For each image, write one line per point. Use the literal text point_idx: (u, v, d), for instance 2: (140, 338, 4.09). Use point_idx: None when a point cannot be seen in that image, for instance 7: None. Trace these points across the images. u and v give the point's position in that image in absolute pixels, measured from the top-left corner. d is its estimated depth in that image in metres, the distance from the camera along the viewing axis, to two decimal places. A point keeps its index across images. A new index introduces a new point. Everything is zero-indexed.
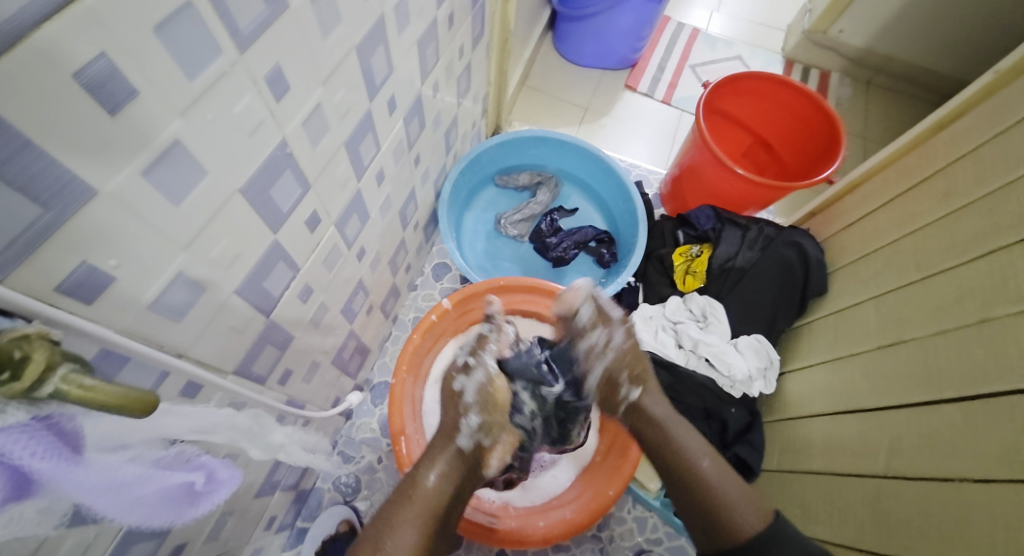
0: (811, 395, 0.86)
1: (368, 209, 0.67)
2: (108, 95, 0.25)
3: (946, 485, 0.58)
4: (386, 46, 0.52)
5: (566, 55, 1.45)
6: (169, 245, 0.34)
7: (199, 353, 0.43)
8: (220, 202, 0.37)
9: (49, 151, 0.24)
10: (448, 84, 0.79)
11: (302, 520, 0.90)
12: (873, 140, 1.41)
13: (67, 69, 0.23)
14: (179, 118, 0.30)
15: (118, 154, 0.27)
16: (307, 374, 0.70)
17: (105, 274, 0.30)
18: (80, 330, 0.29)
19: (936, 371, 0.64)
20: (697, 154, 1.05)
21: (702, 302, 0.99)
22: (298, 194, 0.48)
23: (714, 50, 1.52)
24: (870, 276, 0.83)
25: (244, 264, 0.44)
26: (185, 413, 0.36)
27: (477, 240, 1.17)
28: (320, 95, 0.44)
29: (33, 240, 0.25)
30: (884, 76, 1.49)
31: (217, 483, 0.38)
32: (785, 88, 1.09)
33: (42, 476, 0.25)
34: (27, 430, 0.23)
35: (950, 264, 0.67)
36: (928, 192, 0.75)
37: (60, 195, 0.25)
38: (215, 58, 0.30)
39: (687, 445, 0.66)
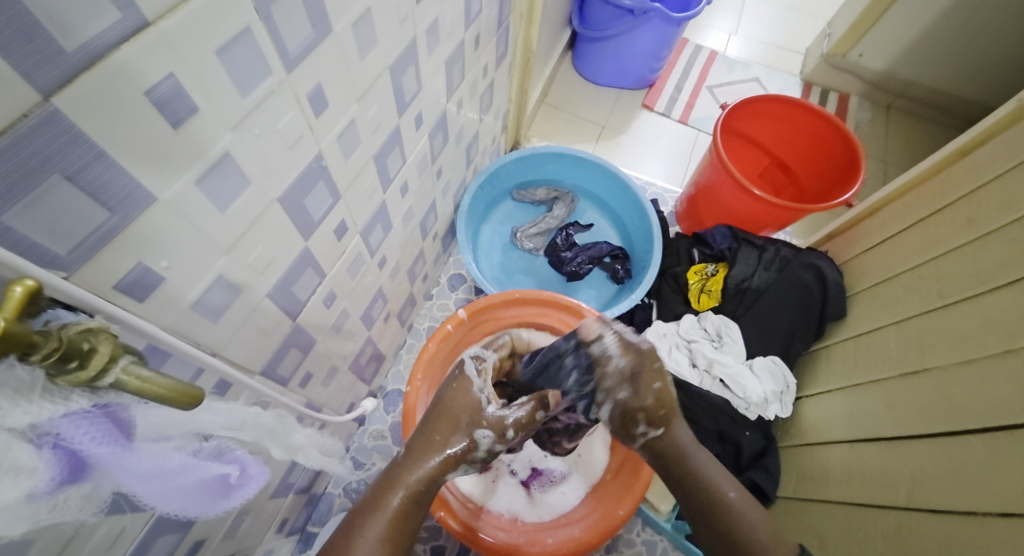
0: (829, 421, 0.86)
1: (391, 220, 0.70)
2: (172, 111, 0.28)
3: (969, 518, 0.57)
4: (416, 66, 0.55)
5: (585, 74, 1.48)
6: (213, 249, 0.36)
7: (230, 353, 0.45)
8: (259, 210, 0.39)
9: (120, 161, 0.26)
10: (471, 101, 0.81)
11: (313, 524, 0.91)
12: (891, 163, 1.41)
13: (139, 86, 0.25)
14: (231, 132, 0.32)
15: (177, 165, 0.30)
16: (325, 378, 0.72)
17: (156, 275, 0.33)
18: (131, 326, 0.32)
19: (960, 401, 0.63)
20: (714, 173, 1.06)
21: (717, 321, 1.00)
22: (329, 204, 0.50)
23: (731, 72, 1.54)
24: (891, 301, 0.82)
25: (276, 269, 0.46)
26: (220, 409, 0.38)
27: (494, 252, 1.19)
28: (354, 112, 0.46)
29: (97, 241, 0.28)
30: (903, 101, 1.49)
31: (248, 478, 0.39)
32: (803, 111, 1.10)
33: (97, 460, 0.27)
34: (88, 416, 0.26)
35: (974, 293, 0.67)
36: (950, 220, 0.75)
37: (124, 201, 0.28)
38: (265, 78, 0.33)
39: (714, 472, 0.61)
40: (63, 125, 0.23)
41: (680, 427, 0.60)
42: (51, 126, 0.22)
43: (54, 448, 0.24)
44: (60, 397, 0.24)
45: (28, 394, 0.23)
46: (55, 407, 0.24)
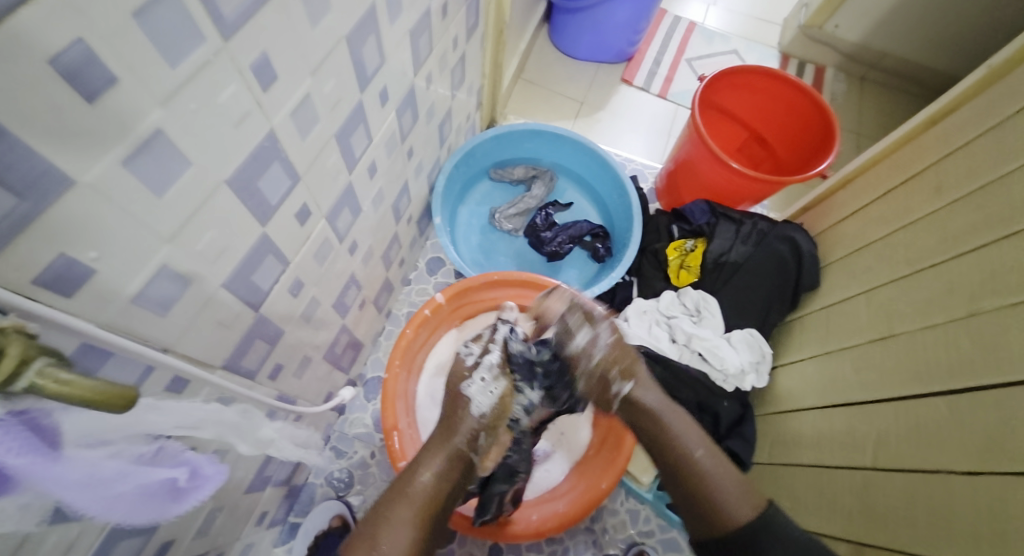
0: (802, 389, 0.87)
1: (360, 202, 0.67)
2: (84, 82, 0.25)
3: (932, 476, 0.58)
4: (377, 36, 0.51)
5: (561, 48, 1.43)
6: (153, 236, 0.33)
7: (185, 347, 0.42)
8: (206, 193, 0.36)
9: (25, 140, 0.23)
10: (441, 75, 0.78)
11: (295, 515, 0.90)
12: (867, 136, 1.41)
13: (43, 54, 0.22)
14: (161, 107, 0.29)
15: (98, 145, 0.27)
16: (298, 369, 0.70)
17: (85, 266, 0.30)
18: (59, 324, 0.29)
19: (924, 366, 0.64)
20: (692, 148, 1.05)
21: (696, 297, 0.99)
22: (287, 186, 0.47)
23: (710, 44, 1.51)
24: (862, 269, 0.83)
25: (231, 257, 0.43)
26: (172, 408, 0.36)
27: (471, 233, 1.16)
28: (308, 86, 0.43)
29: (9, 231, 0.25)
30: (878, 72, 1.49)
31: (201, 479, 0.38)
32: (781, 83, 1.09)
33: (20, 474, 0.24)
34: (3, 426, 0.23)
35: (939, 259, 0.67)
36: (920, 187, 0.75)
37: (35, 185, 0.25)
38: (198, 46, 0.30)
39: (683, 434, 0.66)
40: None
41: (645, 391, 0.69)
42: None
43: None
44: None
45: None
46: None
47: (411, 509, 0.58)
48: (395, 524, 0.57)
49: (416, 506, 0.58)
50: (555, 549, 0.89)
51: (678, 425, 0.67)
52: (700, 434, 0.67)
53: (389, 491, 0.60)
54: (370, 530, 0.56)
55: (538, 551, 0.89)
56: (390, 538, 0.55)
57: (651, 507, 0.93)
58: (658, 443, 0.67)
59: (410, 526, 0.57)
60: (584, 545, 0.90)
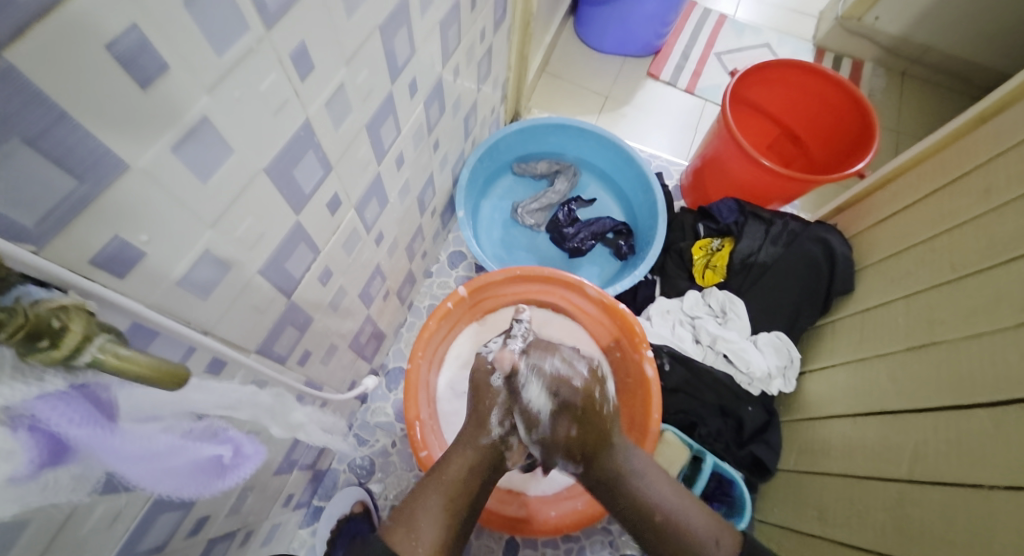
0: (832, 397, 0.85)
1: (388, 193, 0.68)
2: (140, 69, 0.26)
3: (973, 492, 0.56)
4: (408, 28, 0.52)
5: (587, 42, 1.42)
6: (197, 222, 0.34)
7: (223, 332, 0.44)
8: (246, 181, 0.37)
9: (85, 124, 0.24)
10: (468, 69, 0.78)
11: (318, 500, 0.92)
12: (904, 134, 1.37)
13: (101, 40, 0.23)
14: (207, 94, 0.30)
15: (147, 130, 0.28)
16: (325, 356, 0.71)
17: (135, 249, 0.31)
18: (111, 303, 0.30)
19: (967, 375, 0.62)
20: (721, 145, 1.03)
21: (722, 297, 0.98)
22: (320, 176, 0.48)
23: (740, 38, 1.48)
24: (901, 275, 0.81)
25: (267, 244, 0.44)
26: (214, 388, 0.37)
27: (494, 228, 1.17)
28: (343, 76, 0.44)
29: (68, 211, 0.26)
30: (918, 67, 1.44)
31: (243, 458, 0.39)
32: (814, 78, 1.06)
33: (77, 443, 0.25)
34: (64, 398, 0.24)
35: (987, 265, 0.65)
36: (966, 191, 0.73)
37: (94, 167, 0.26)
38: (242, 34, 0.30)
39: (655, 491, 0.63)
40: (19, 82, 0.21)
41: (623, 454, 0.65)
42: (6, 82, 0.20)
43: (30, 430, 0.23)
44: (33, 377, 0.23)
45: None
46: (28, 388, 0.23)
47: (441, 496, 0.59)
48: (429, 509, 0.58)
49: (447, 493, 0.60)
50: (572, 545, 0.90)
51: (663, 495, 0.63)
52: (674, 489, 0.64)
53: (425, 479, 0.62)
54: (405, 517, 0.57)
55: (556, 546, 0.90)
56: (425, 520, 0.57)
57: None
58: (637, 509, 0.63)
59: (442, 512, 0.58)
60: (602, 544, 0.90)
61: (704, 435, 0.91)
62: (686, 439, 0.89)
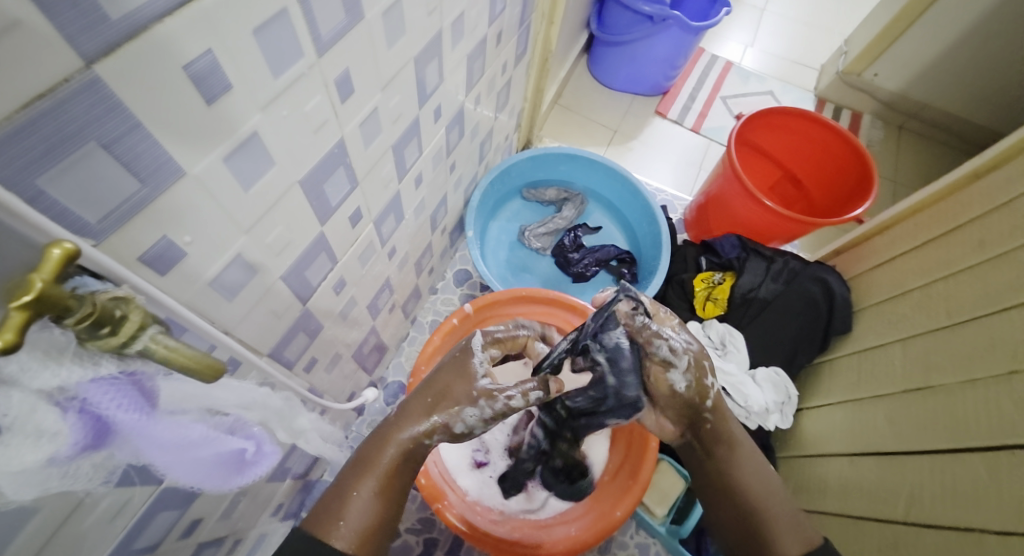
0: (829, 435, 0.86)
1: (404, 210, 0.70)
2: (208, 87, 0.28)
3: (966, 535, 0.58)
4: (439, 59, 0.55)
5: (599, 78, 1.48)
6: (234, 226, 0.37)
7: (242, 333, 0.45)
8: (282, 191, 0.40)
9: (154, 132, 0.27)
10: (489, 97, 0.82)
11: (306, 511, 0.92)
12: (901, 185, 1.41)
13: (180, 61, 0.26)
14: (260, 112, 0.33)
15: (207, 141, 0.30)
16: (329, 365, 0.72)
17: (179, 249, 0.33)
18: (152, 297, 0.32)
19: (963, 419, 0.63)
20: (725, 184, 1.07)
21: (722, 330, 1.00)
22: (346, 191, 0.50)
23: (745, 84, 1.54)
24: (898, 318, 0.83)
25: (292, 252, 0.46)
26: (235, 387, 0.37)
27: (500, 249, 1.19)
28: (377, 100, 0.47)
29: (127, 212, 0.28)
30: (915, 122, 1.50)
31: (262, 456, 0.41)
32: (816, 125, 1.11)
33: (122, 426, 0.27)
34: (115, 384, 0.26)
35: (981, 314, 0.68)
36: (962, 241, 0.75)
37: (155, 173, 0.28)
38: (297, 60, 0.33)
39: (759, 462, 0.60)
40: (102, 92, 0.23)
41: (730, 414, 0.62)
42: (91, 92, 0.23)
43: (80, 412, 0.25)
44: (89, 361, 0.25)
45: (58, 357, 0.23)
46: (83, 371, 0.24)
47: (377, 479, 0.50)
48: (363, 496, 0.49)
49: (383, 474, 0.51)
50: None
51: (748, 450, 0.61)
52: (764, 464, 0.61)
53: (353, 462, 0.52)
54: (334, 504, 0.49)
55: None
56: (356, 509, 0.49)
57: (661, 542, 0.92)
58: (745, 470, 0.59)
59: (377, 496, 0.50)
60: None
61: None
62: (682, 470, 0.91)
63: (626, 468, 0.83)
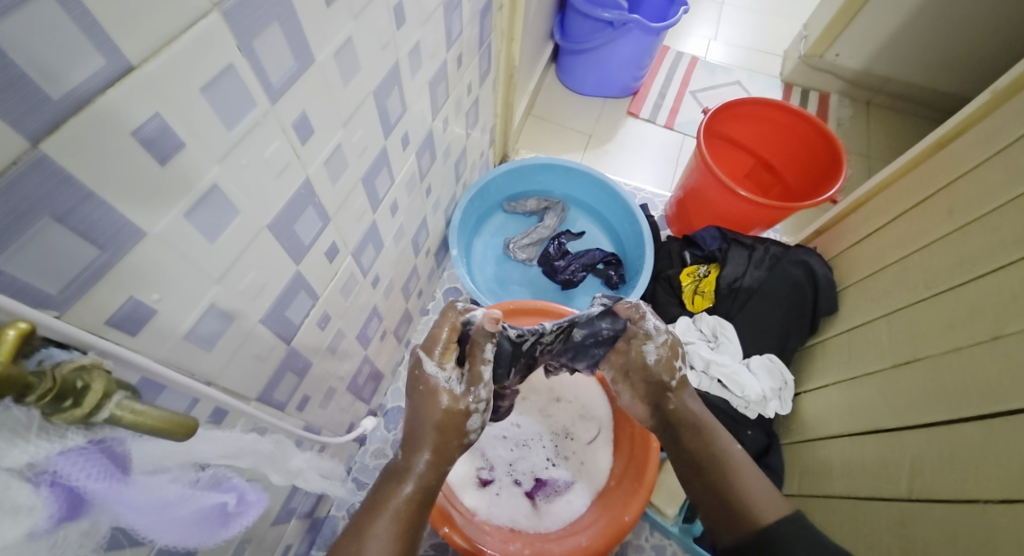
0: (827, 416, 0.86)
1: (383, 238, 0.70)
2: (159, 147, 0.28)
3: (970, 506, 0.58)
4: (400, 88, 0.56)
5: (569, 85, 1.50)
6: (205, 278, 0.37)
7: (225, 381, 0.45)
8: (250, 237, 0.40)
9: (108, 199, 0.27)
10: (457, 118, 0.82)
11: (317, 549, 0.90)
12: (875, 159, 1.43)
13: (128, 127, 0.26)
14: (218, 164, 0.33)
15: (165, 199, 0.30)
16: (323, 400, 0.72)
17: (148, 307, 0.33)
18: (123, 360, 0.32)
19: (953, 388, 0.64)
20: (700, 177, 1.08)
21: (712, 322, 1.00)
22: (319, 228, 0.50)
23: (713, 76, 1.56)
24: (881, 293, 0.83)
25: (269, 295, 0.46)
26: (217, 437, 0.38)
27: (487, 264, 1.19)
28: (340, 136, 0.47)
29: (89, 278, 0.28)
30: (881, 96, 1.52)
31: (246, 505, 0.39)
32: (784, 112, 1.12)
33: (94, 496, 0.27)
34: (83, 453, 0.26)
35: (958, 282, 0.68)
36: (932, 211, 0.76)
37: (114, 238, 0.28)
38: (250, 110, 0.34)
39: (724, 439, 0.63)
40: (51, 168, 0.23)
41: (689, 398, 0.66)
42: (40, 169, 0.23)
43: (51, 486, 0.25)
44: (56, 435, 0.25)
45: (24, 435, 0.23)
46: (51, 445, 0.24)
47: (392, 521, 0.52)
48: (381, 536, 0.50)
49: (398, 517, 0.53)
50: None
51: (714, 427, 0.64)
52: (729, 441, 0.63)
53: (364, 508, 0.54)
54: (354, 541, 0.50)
55: None
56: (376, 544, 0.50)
57: (677, 542, 0.91)
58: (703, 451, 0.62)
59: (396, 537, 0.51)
60: None
61: None
62: None
63: (632, 471, 0.83)
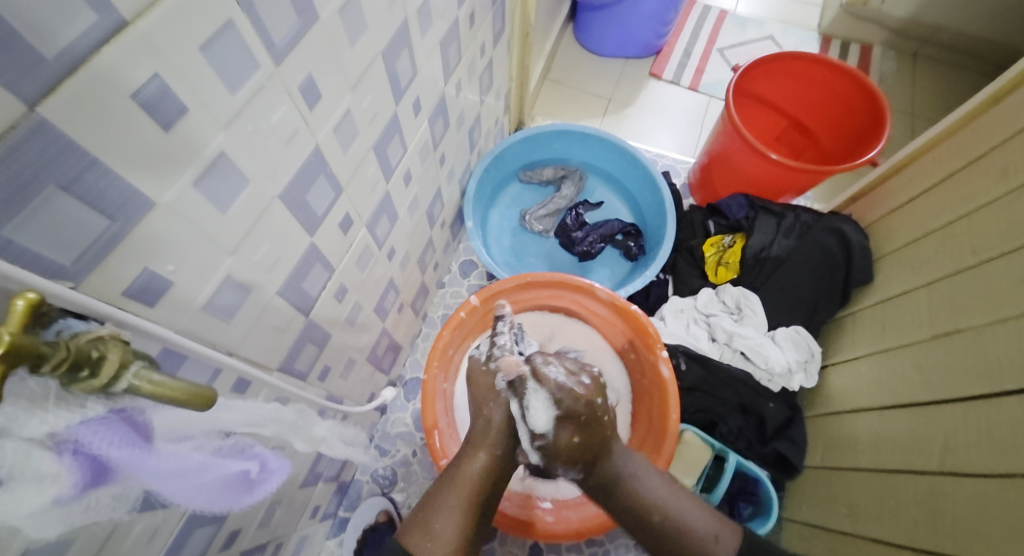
0: (857, 389, 0.84)
1: (398, 209, 0.69)
2: (162, 113, 0.28)
3: (1007, 481, 0.55)
4: (409, 49, 0.54)
5: (587, 46, 1.44)
6: (219, 249, 0.36)
7: (246, 353, 0.46)
8: (261, 208, 0.39)
9: (114, 168, 0.26)
10: (470, 82, 0.80)
11: (343, 511, 0.93)
12: (917, 116, 1.35)
13: (127, 90, 0.25)
14: (224, 130, 0.32)
15: (171, 168, 0.30)
16: (344, 370, 0.73)
17: (163, 279, 0.33)
18: (142, 331, 0.32)
19: (996, 361, 0.61)
20: (727, 141, 1.03)
21: (737, 294, 0.97)
22: (331, 198, 0.50)
23: (743, 31, 1.48)
24: (922, 262, 0.79)
25: (284, 266, 0.46)
26: (239, 406, 0.38)
27: (504, 236, 1.18)
28: (349, 102, 0.46)
29: (102, 249, 0.28)
30: (930, 48, 1.43)
31: (268, 473, 0.40)
32: (821, 67, 1.06)
33: (118, 464, 0.27)
34: (104, 423, 0.26)
35: (1008, 248, 0.64)
36: (984, 172, 0.71)
37: (123, 208, 0.28)
38: (254, 72, 0.33)
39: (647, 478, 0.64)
40: (53, 134, 0.23)
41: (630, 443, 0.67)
42: (40, 135, 0.22)
43: (74, 454, 0.25)
44: (76, 405, 0.25)
45: (42, 405, 0.23)
46: (72, 415, 0.24)
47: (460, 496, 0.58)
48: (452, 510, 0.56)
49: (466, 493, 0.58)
50: (597, 549, 0.90)
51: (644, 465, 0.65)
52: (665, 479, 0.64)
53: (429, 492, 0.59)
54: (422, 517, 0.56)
55: (580, 551, 0.90)
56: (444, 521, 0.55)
57: None
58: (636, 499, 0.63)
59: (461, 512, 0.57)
60: (626, 547, 0.90)
61: (725, 434, 0.91)
62: (708, 439, 0.89)
63: (650, 442, 0.84)
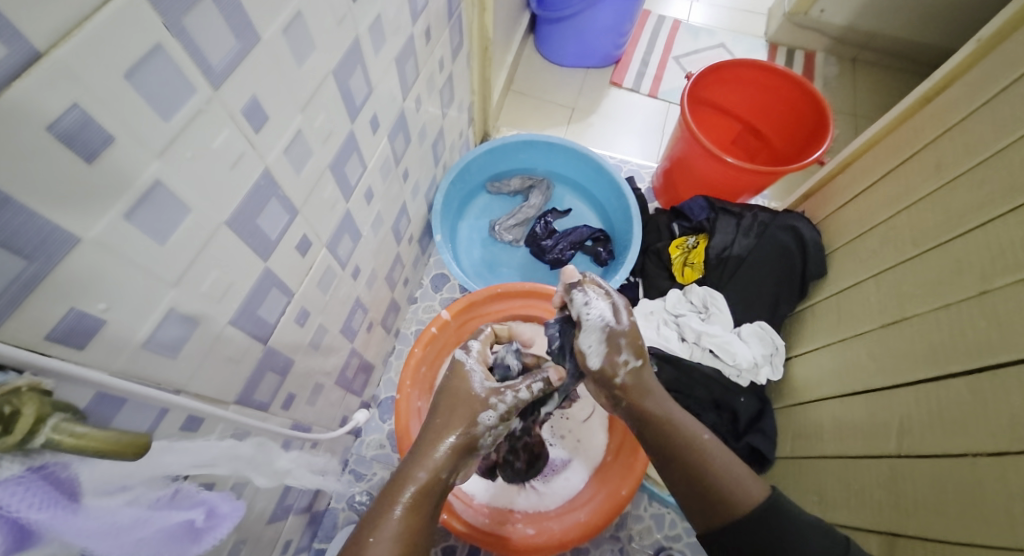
0: (819, 379, 0.86)
1: (359, 228, 0.68)
2: (83, 144, 0.26)
3: (958, 461, 0.57)
4: (363, 67, 0.53)
5: (548, 57, 1.45)
6: (158, 282, 0.34)
7: (197, 388, 0.43)
8: (206, 237, 0.37)
9: (29, 205, 0.24)
10: (430, 97, 0.79)
11: (319, 542, 0.90)
12: (861, 117, 1.41)
13: (43, 121, 0.23)
14: (159, 159, 0.31)
15: (97, 202, 0.28)
16: (310, 397, 0.70)
17: (94, 318, 0.31)
18: (71, 377, 0.29)
19: (941, 347, 0.63)
20: (686, 146, 1.05)
21: (702, 293, 0.99)
22: (285, 221, 0.48)
23: (697, 39, 1.52)
24: (869, 254, 0.82)
25: (236, 295, 0.44)
26: (184, 449, 0.38)
27: (473, 248, 1.17)
28: (299, 122, 0.44)
29: (20, 291, 0.26)
30: (868, 52, 1.49)
31: (219, 518, 0.38)
32: (772, 74, 1.09)
33: (42, 527, 0.25)
34: (21, 483, 0.24)
35: (945, 239, 0.67)
36: (920, 167, 0.75)
37: (43, 246, 0.26)
38: (189, 96, 0.31)
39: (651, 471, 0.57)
40: None
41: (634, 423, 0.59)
42: None
43: None
44: None
45: None
46: None
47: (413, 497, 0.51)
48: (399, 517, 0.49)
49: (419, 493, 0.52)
50: None
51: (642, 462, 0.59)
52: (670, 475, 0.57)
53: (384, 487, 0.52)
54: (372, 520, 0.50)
55: None
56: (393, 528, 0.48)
57: (675, 510, 0.92)
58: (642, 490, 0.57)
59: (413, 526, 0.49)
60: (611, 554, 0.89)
61: None
62: None
63: (627, 445, 0.83)
